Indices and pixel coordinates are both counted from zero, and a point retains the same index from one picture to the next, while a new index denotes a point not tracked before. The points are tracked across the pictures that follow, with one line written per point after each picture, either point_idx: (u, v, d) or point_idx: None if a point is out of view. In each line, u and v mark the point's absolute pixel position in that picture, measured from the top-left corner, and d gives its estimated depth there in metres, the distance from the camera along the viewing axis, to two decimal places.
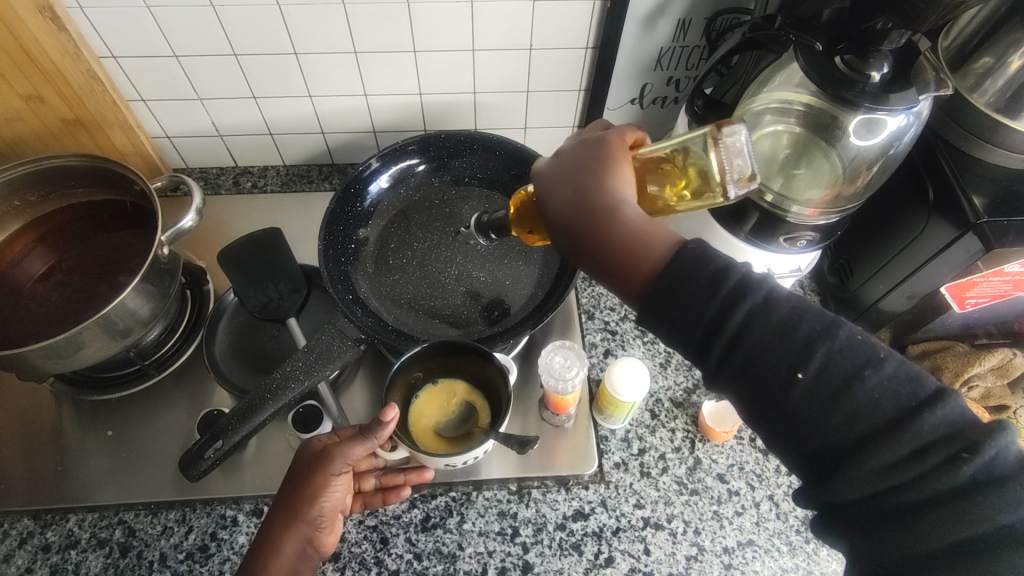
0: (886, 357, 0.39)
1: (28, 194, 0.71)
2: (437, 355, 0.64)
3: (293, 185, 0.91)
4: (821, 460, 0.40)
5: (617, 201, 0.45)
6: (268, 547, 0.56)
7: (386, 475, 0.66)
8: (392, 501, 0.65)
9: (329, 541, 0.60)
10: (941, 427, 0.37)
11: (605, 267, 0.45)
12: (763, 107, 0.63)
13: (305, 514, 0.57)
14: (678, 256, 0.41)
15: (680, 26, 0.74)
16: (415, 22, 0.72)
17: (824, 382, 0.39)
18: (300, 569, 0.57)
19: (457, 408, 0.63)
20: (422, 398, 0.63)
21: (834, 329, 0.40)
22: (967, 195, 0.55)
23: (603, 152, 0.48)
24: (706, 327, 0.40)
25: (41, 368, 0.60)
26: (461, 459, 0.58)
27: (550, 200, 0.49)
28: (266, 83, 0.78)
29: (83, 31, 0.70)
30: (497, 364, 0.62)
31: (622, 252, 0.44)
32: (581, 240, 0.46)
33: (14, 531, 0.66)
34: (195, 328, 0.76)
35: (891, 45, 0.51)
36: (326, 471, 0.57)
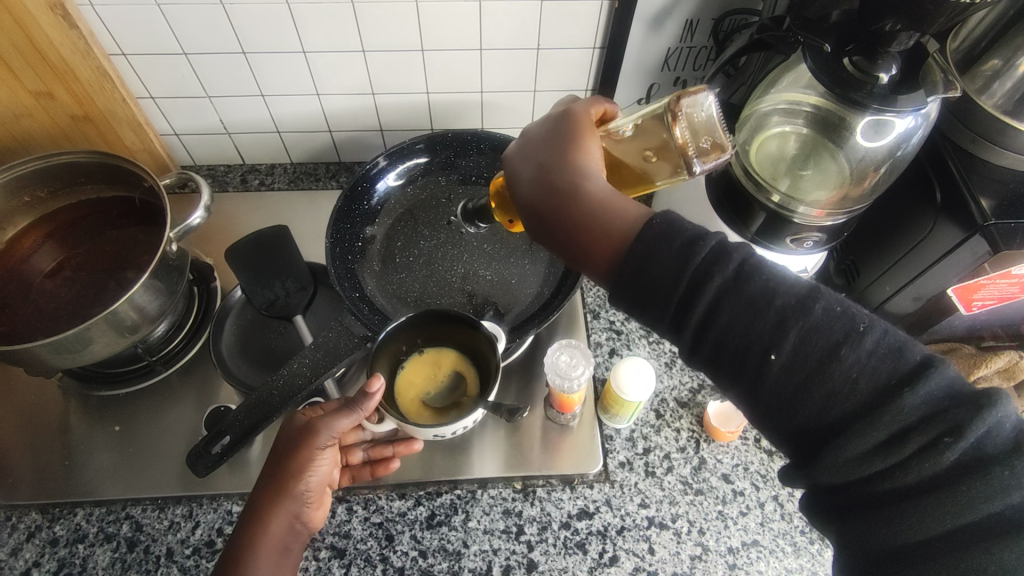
0: (866, 331, 0.38)
1: (38, 191, 0.72)
2: (422, 327, 0.64)
3: (300, 183, 0.91)
4: (805, 442, 0.41)
5: (583, 177, 0.45)
6: (255, 524, 0.54)
7: (374, 448, 0.68)
8: (381, 473, 0.68)
9: (316, 517, 0.60)
10: (925, 406, 0.36)
11: (577, 247, 0.44)
12: (771, 108, 0.64)
13: (292, 487, 0.56)
14: (646, 228, 0.41)
15: (688, 26, 0.74)
16: (424, 22, 0.72)
17: (800, 364, 0.39)
18: (290, 544, 0.56)
19: (445, 379, 0.64)
20: (408, 370, 0.64)
21: (810, 302, 0.39)
22: (974, 196, 0.56)
23: (568, 134, 0.48)
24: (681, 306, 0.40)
25: (49, 363, 0.60)
26: (450, 429, 0.58)
27: (516, 180, 0.48)
28: (275, 81, 0.79)
29: (93, 28, 0.70)
30: (485, 332, 0.61)
31: (592, 228, 0.43)
32: (556, 222, 0.45)
33: (22, 525, 0.66)
34: (203, 325, 0.77)
35: (900, 47, 0.51)
36: (313, 443, 0.57)
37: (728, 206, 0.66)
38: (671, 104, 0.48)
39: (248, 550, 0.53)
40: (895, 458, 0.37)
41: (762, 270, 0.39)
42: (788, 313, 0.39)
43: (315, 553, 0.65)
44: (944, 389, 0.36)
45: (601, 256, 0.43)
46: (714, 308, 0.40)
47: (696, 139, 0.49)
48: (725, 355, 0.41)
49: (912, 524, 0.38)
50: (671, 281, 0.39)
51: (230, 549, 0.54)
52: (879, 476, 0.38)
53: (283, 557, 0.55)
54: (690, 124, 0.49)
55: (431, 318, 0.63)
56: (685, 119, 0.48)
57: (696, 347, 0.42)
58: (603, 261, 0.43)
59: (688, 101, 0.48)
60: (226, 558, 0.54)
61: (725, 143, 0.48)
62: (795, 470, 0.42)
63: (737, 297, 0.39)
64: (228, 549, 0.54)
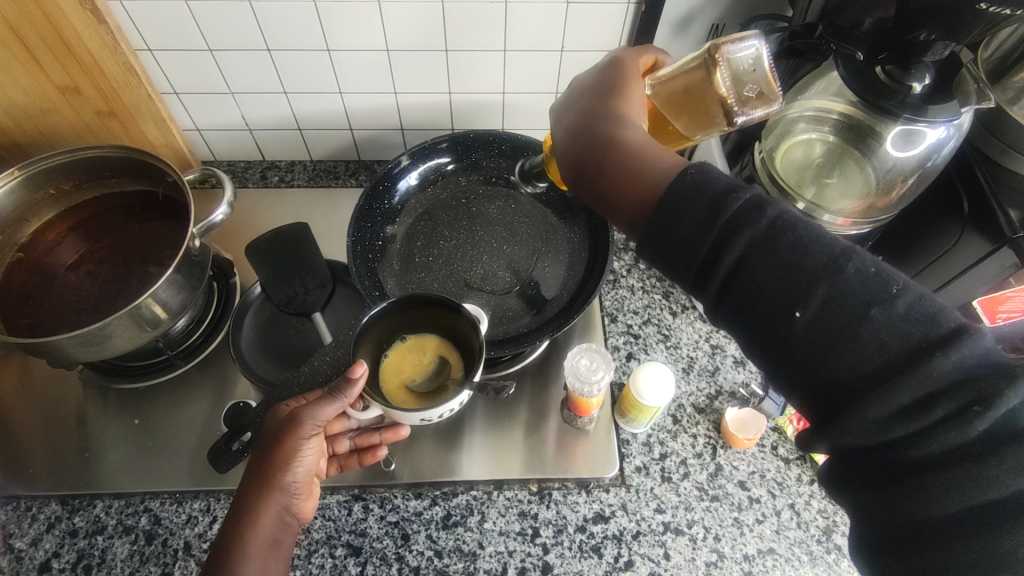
0: (899, 294, 0.37)
1: (62, 184, 0.72)
2: (406, 314, 0.62)
3: (319, 180, 0.91)
4: (824, 402, 0.40)
5: (620, 123, 0.45)
6: (244, 520, 0.52)
7: (361, 436, 0.67)
8: (369, 462, 0.66)
9: (305, 508, 0.58)
10: (954, 373, 0.35)
11: (611, 197, 0.45)
12: (798, 114, 0.64)
13: (279, 480, 0.54)
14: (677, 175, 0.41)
15: (713, 31, 0.75)
16: (449, 23, 0.72)
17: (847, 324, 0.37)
18: (280, 538, 0.54)
19: (428, 366, 0.62)
20: (390, 358, 0.62)
21: (842, 262, 0.38)
22: (1001, 207, 0.55)
23: (612, 84, 0.48)
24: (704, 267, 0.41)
25: (72, 357, 0.61)
26: (438, 411, 0.55)
27: (558, 129, 0.49)
28: (299, 79, 0.79)
29: (121, 24, 0.71)
30: (468, 316, 0.59)
31: (624, 175, 0.44)
32: (594, 175, 0.46)
33: (42, 515, 0.67)
34: (221, 320, 0.77)
35: (935, 57, 0.51)
36: (296, 435, 0.54)
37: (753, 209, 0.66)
38: (711, 52, 0.46)
39: (238, 548, 0.51)
40: (920, 424, 0.36)
41: (804, 228, 0.39)
42: (820, 270, 0.38)
43: (331, 551, 0.65)
44: (976, 359, 0.34)
45: (633, 209, 0.44)
46: (743, 265, 0.40)
47: (739, 88, 0.46)
48: (753, 308, 0.40)
49: (932, 510, 0.37)
50: (699, 234, 0.40)
51: (218, 547, 0.52)
52: (905, 443, 0.37)
53: (273, 551, 0.53)
54: (732, 74, 0.46)
55: (412, 304, 0.61)
56: (728, 68, 0.46)
57: None
58: (632, 209, 0.44)
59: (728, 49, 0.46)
60: (213, 557, 0.51)
61: (772, 94, 0.46)
62: (815, 433, 0.41)
63: (769, 256, 0.39)
64: (216, 546, 0.52)
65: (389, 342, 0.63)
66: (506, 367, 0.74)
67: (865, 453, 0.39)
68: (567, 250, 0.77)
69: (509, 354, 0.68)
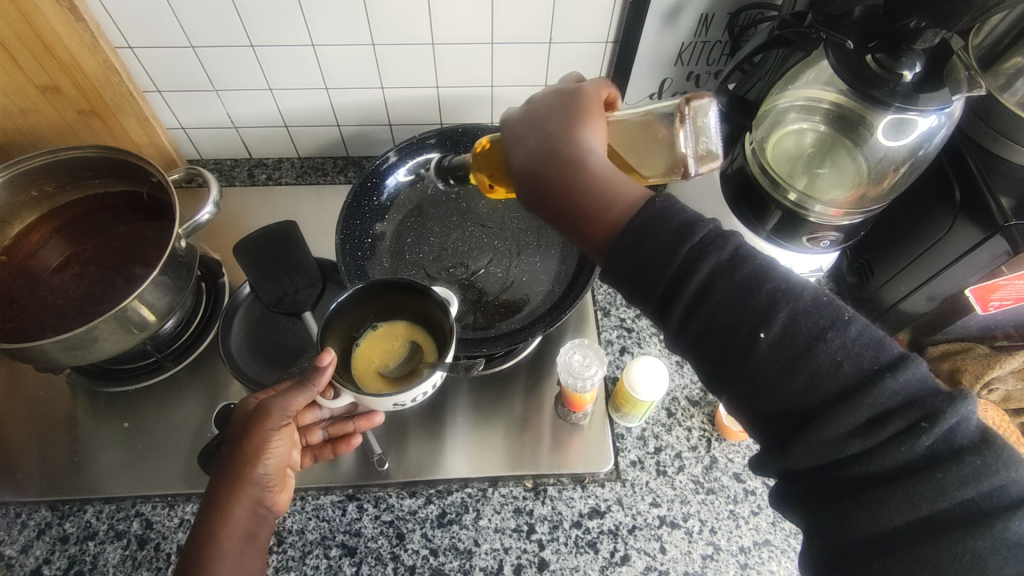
0: (850, 320, 0.39)
1: (45, 185, 0.71)
2: (374, 300, 0.62)
3: (308, 177, 0.90)
4: (783, 424, 0.40)
5: (584, 151, 0.46)
6: (214, 518, 0.52)
7: (334, 426, 0.67)
8: (342, 451, 0.67)
9: (280, 500, 0.57)
10: (901, 394, 0.37)
11: (575, 222, 0.45)
12: (789, 104, 0.63)
13: (249, 474, 0.53)
14: (643, 207, 0.42)
15: (702, 21, 0.74)
16: (436, 16, 0.71)
17: (811, 338, 0.39)
18: (254, 531, 0.53)
19: (400, 350, 0.61)
20: (362, 347, 0.61)
21: (798, 290, 0.40)
22: (994, 195, 0.55)
23: (573, 108, 0.48)
24: (673, 284, 0.41)
25: (57, 362, 0.60)
26: (410, 395, 0.54)
27: (516, 149, 0.49)
28: (284, 74, 0.78)
29: (101, 22, 0.70)
30: (435, 297, 0.59)
31: (590, 202, 0.44)
32: (556, 199, 0.46)
33: (32, 522, 0.66)
34: (211, 321, 0.76)
35: (925, 44, 0.51)
36: (264, 428, 0.54)
37: (742, 203, 0.66)
38: (681, 105, 0.48)
39: (210, 543, 0.51)
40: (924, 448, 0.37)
41: None
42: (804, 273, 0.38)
43: (326, 551, 0.65)
44: (918, 381, 0.37)
45: (597, 237, 0.44)
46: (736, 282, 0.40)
47: (696, 144, 0.49)
48: (714, 332, 0.41)
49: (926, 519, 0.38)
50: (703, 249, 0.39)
51: (190, 547, 0.51)
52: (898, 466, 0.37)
53: (248, 544, 0.53)
54: (694, 130, 0.48)
55: (378, 290, 0.61)
56: (692, 125, 0.48)
57: (705, 341, 0.41)
58: (596, 235, 0.44)
59: (698, 105, 0.48)
60: (185, 555, 0.51)
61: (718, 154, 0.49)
62: (767, 454, 0.42)
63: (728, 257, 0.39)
64: (188, 545, 0.51)
65: (362, 330, 0.62)
66: (498, 364, 0.73)
67: (814, 474, 0.40)
68: (559, 244, 0.77)
69: (501, 351, 0.68)
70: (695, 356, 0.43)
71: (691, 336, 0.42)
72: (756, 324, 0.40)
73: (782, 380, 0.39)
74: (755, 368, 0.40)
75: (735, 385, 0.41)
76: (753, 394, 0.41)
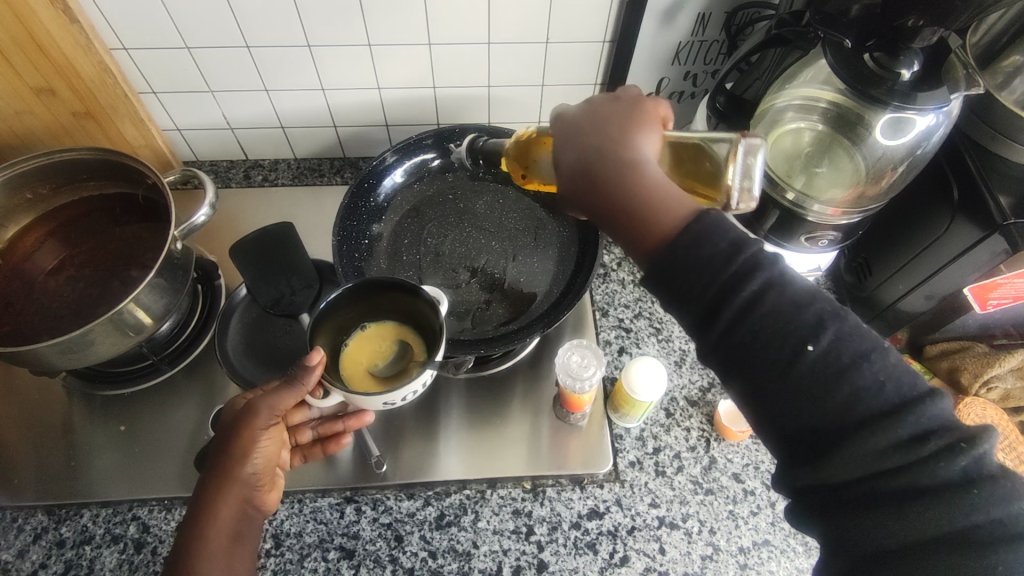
0: (889, 347, 0.39)
1: (39, 188, 0.70)
2: (363, 300, 0.61)
3: (304, 178, 0.90)
4: (816, 438, 0.39)
5: (644, 155, 0.44)
6: (202, 517, 0.51)
7: (324, 425, 0.68)
8: (333, 450, 0.67)
9: (269, 500, 0.57)
10: (937, 417, 0.37)
11: (626, 221, 0.43)
12: (786, 103, 0.62)
13: (237, 473, 0.53)
14: (703, 218, 0.40)
15: (699, 20, 0.73)
16: (432, 16, 0.71)
17: (853, 356, 0.38)
18: (242, 531, 0.53)
19: (389, 350, 0.61)
20: (350, 348, 0.61)
21: (843, 313, 0.40)
22: (992, 194, 0.55)
23: (635, 116, 0.47)
24: (722, 297, 0.39)
25: (52, 365, 0.59)
26: (400, 395, 0.54)
27: (573, 147, 0.47)
28: (280, 75, 0.77)
29: (95, 23, 0.69)
30: (425, 296, 0.58)
31: (643, 207, 0.42)
32: (609, 198, 0.44)
33: (28, 526, 0.66)
34: (207, 323, 0.76)
35: (923, 43, 0.50)
36: (252, 426, 0.53)
37: None
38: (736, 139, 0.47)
39: (198, 543, 0.50)
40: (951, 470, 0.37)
41: None
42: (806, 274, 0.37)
43: (324, 554, 0.64)
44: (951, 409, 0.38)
45: (647, 239, 0.42)
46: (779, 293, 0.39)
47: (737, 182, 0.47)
48: (759, 342, 0.39)
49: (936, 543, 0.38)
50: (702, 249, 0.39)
51: (177, 546, 0.51)
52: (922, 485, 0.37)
53: (235, 545, 0.52)
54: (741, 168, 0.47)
55: (367, 290, 0.61)
56: (742, 162, 0.47)
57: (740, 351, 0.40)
58: (648, 237, 0.42)
59: (754, 143, 0.46)
60: (173, 556, 0.50)
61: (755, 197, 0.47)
62: (792, 466, 0.41)
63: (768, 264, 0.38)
64: (176, 542, 0.51)
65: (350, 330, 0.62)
66: (497, 364, 0.74)
67: (841, 490, 0.39)
68: (557, 244, 0.77)
69: (499, 352, 0.67)
70: (729, 374, 0.41)
71: (729, 352, 0.40)
72: (801, 339, 0.38)
73: (822, 395, 0.38)
74: (800, 385, 0.38)
75: (770, 400, 0.40)
76: (789, 407, 0.39)
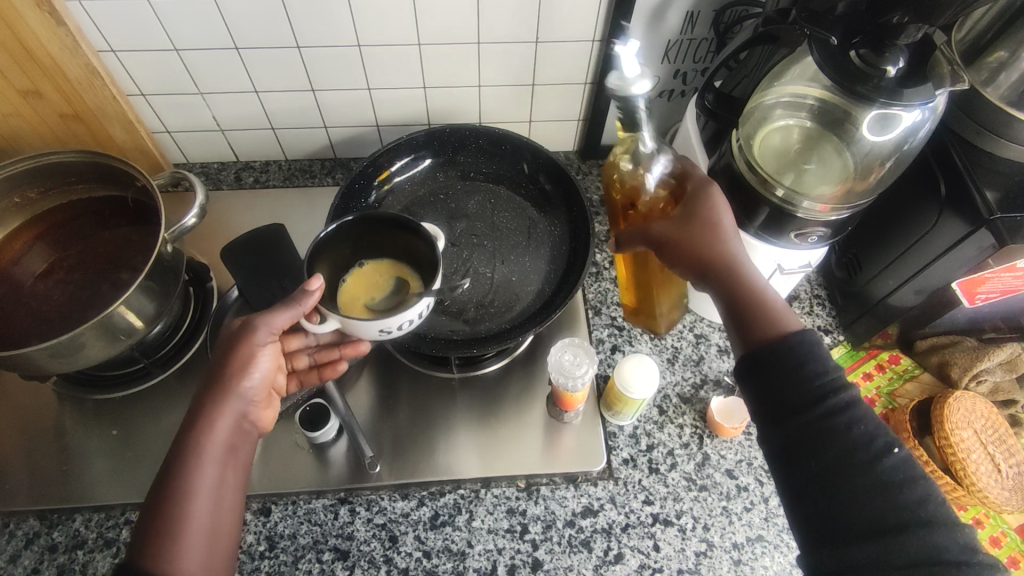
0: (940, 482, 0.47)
1: (28, 192, 0.70)
2: (360, 237, 0.62)
3: (295, 180, 0.90)
4: (877, 524, 0.43)
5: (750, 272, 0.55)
6: (199, 425, 0.50)
7: (320, 353, 0.66)
8: (329, 376, 0.66)
9: (264, 418, 0.56)
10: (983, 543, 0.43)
11: (740, 317, 0.53)
12: (774, 101, 0.63)
13: (235, 386, 0.52)
14: (802, 338, 0.49)
15: (688, 18, 0.74)
16: (421, 17, 0.71)
17: (910, 476, 0.44)
18: (238, 445, 0.52)
19: (386, 285, 0.61)
20: (349, 282, 0.62)
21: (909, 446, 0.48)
22: (979, 189, 0.55)
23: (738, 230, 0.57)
24: (808, 399, 0.47)
25: (43, 370, 0.59)
26: (397, 322, 0.55)
27: (699, 243, 0.57)
28: (270, 77, 0.77)
29: (82, 26, 0.69)
30: (424, 235, 0.59)
31: (752, 315, 0.52)
32: (728, 298, 0.55)
33: (20, 532, 0.65)
34: (199, 327, 0.76)
35: (908, 40, 0.51)
36: (250, 343, 0.54)
37: (731, 201, 0.65)
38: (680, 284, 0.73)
39: (194, 449, 0.49)
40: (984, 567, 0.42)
41: None
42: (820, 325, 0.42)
43: (319, 555, 0.64)
44: None
45: (756, 336, 0.51)
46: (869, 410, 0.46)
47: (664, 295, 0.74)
48: (851, 434, 0.45)
49: None
50: None
51: (171, 454, 0.49)
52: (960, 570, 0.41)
53: (231, 458, 0.51)
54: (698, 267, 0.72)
55: (368, 225, 0.61)
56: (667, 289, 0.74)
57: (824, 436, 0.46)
58: (755, 336, 0.51)
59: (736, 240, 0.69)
60: (166, 463, 0.49)
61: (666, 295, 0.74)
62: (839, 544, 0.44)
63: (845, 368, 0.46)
64: (169, 451, 0.49)
65: (348, 268, 0.63)
66: (495, 360, 0.74)
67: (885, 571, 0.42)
68: (549, 244, 0.77)
69: (492, 352, 0.67)
70: (793, 459, 0.47)
71: (803, 444, 0.46)
72: (872, 453, 0.45)
73: (876, 497, 0.44)
74: (861, 485, 0.44)
75: (839, 482, 0.45)
76: (857, 490, 0.44)
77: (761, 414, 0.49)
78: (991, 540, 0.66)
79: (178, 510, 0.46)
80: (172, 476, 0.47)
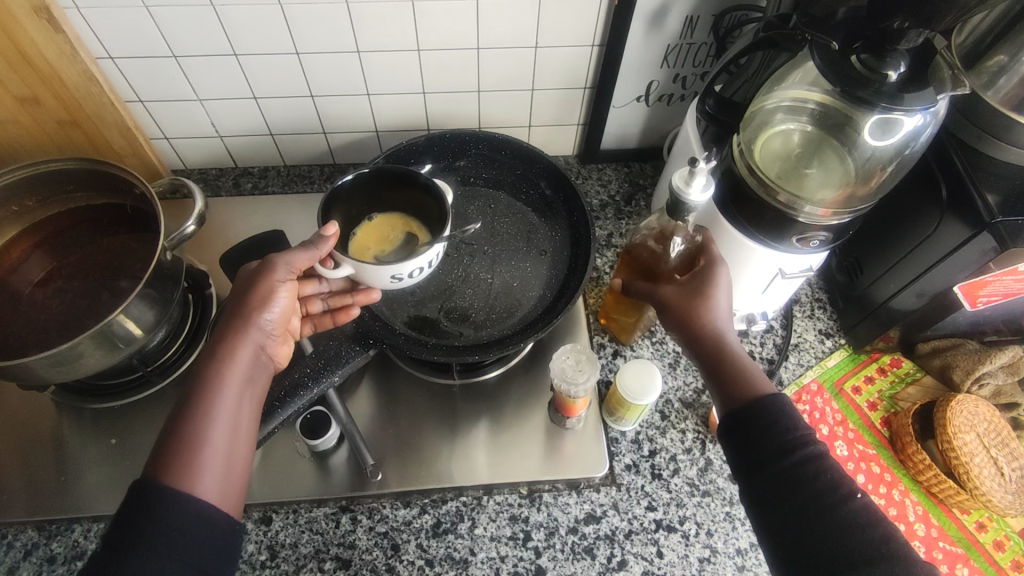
0: None
1: (26, 201, 0.70)
2: (371, 189, 0.65)
3: (294, 186, 0.90)
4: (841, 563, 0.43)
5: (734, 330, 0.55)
6: (219, 355, 0.50)
7: (334, 298, 0.67)
8: (341, 321, 0.66)
9: (279, 354, 0.57)
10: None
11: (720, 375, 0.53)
12: (775, 105, 0.63)
13: (255, 317, 0.53)
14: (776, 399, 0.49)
15: (688, 22, 0.73)
16: (420, 22, 0.71)
17: (870, 516, 0.45)
18: (257, 376, 0.52)
19: (395, 237, 0.65)
20: (360, 234, 0.65)
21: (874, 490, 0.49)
22: (979, 191, 0.55)
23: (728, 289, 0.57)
24: (777, 451, 0.47)
25: (42, 380, 0.59)
26: (407, 269, 0.58)
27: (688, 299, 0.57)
28: (268, 83, 0.77)
29: (81, 33, 0.68)
30: (435, 195, 0.63)
31: (730, 373, 0.52)
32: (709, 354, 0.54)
33: (18, 543, 0.65)
34: (199, 332, 0.74)
35: (908, 44, 0.51)
36: (271, 279, 0.55)
37: (732, 203, 0.64)
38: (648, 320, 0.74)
39: (214, 378, 0.49)
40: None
41: None
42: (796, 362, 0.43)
43: (320, 565, 0.64)
44: None
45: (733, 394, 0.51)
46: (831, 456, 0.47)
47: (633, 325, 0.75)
48: (818, 479, 0.46)
49: None
50: None
51: (194, 380, 0.49)
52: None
53: (248, 388, 0.51)
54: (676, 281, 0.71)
55: (381, 180, 0.65)
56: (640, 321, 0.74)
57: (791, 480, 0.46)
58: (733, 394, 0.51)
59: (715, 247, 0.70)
60: (188, 387, 0.49)
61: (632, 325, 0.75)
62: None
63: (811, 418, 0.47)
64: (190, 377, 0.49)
65: (357, 221, 0.66)
66: (495, 368, 0.74)
67: None
68: (550, 249, 0.76)
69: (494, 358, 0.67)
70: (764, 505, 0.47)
71: (771, 489, 0.47)
72: (837, 496, 0.45)
73: (842, 537, 0.44)
74: (828, 527, 0.44)
75: (808, 524, 0.45)
76: (824, 527, 0.44)
77: (737, 464, 0.50)
78: (994, 544, 0.66)
79: (197, 434, 0.46)
80: (193, 400, 0.47)
